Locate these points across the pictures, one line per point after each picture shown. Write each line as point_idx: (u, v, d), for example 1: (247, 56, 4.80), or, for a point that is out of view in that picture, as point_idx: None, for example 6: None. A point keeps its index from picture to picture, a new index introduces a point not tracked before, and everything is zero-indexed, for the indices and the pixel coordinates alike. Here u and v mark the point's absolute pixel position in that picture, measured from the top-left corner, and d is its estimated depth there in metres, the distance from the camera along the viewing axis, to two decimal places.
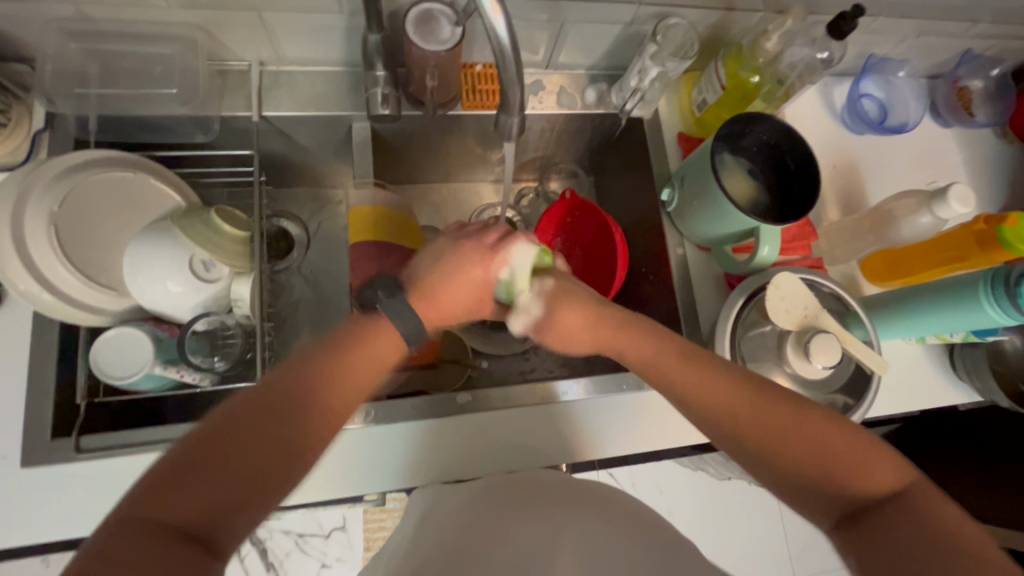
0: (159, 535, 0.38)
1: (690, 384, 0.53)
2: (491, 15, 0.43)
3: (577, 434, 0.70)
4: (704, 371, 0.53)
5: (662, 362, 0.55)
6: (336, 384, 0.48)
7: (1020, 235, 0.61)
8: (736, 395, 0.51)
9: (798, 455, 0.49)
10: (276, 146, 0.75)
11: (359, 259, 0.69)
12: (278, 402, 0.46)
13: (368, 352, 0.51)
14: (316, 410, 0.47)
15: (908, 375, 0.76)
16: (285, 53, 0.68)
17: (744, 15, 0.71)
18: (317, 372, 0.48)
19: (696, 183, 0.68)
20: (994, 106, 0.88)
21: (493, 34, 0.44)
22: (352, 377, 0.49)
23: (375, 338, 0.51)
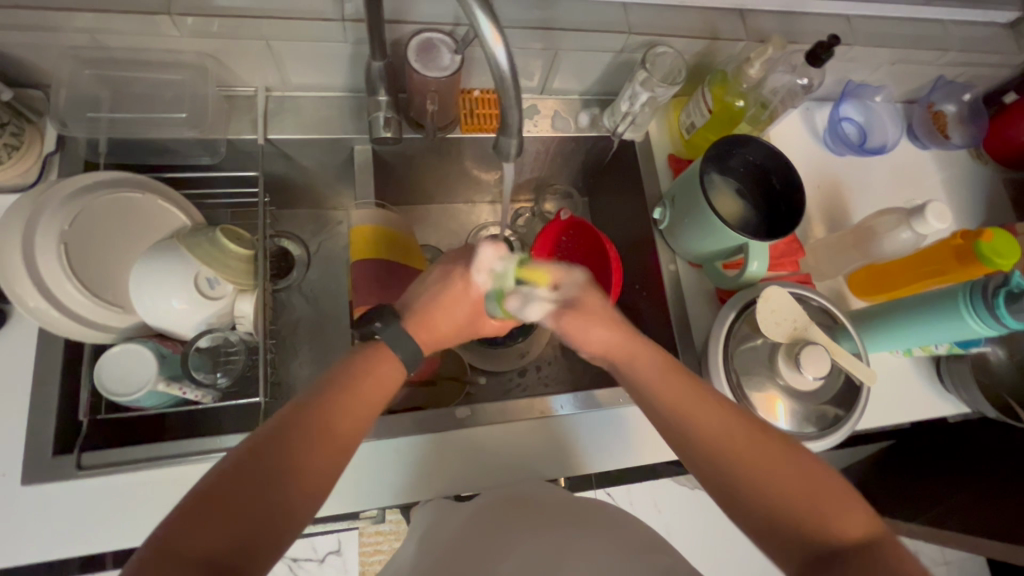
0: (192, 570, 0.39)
1: (679, 405, 0.54)
2: (491, 43, 0.45)
3: (575, 449, 0.71)
4: (695, 393, 0.55)
5: (661, 385, 0.56)
6: (337, 407, 0.49)
7: (996, 249, 0.63)
8: (728, 425, 0.53)
9: (769, 489, 0.50)
10: (279, 168, 0.77)
11: (359, 277, 0.71)
12: (295, 432, 0.47)
13: (378, 378, 0.53)
14: (332, 439, 0.48)
15: (896, 388, 0.78)
16: (290, 79, 0.71)
17: (728, 44, 0.75)
18: (330, 399, 0.50)
19: (687, 202, 0.70)
20: (968, 128, 0.92)
21: (494, 61, 0.46)
22: (353, 400, 0.50)
23: (376, 359, 0.54)
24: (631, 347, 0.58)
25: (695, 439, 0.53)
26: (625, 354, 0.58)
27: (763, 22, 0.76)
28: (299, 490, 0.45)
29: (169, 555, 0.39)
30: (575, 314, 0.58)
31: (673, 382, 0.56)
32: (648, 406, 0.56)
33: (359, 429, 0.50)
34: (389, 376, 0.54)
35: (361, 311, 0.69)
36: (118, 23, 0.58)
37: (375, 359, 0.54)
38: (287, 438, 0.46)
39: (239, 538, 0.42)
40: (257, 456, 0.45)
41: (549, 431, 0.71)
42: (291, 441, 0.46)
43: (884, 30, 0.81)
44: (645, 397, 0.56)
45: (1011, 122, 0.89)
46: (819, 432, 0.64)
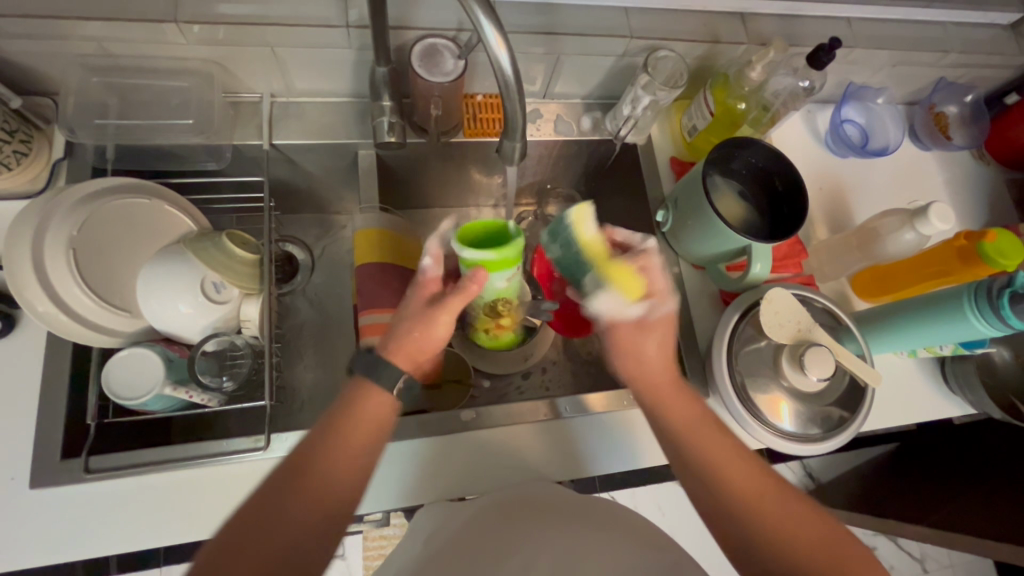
0: None
1: (716, 455, 0.54)
2: (495, 48, 0.46)
3: (579, 451, 0.71)
4: (728, 443, 0.56)
5: (692, 429, 0.56)
6: (340, 448, 0.50)
7: (1000, 250, 0.64)
8: (751, 477, 0.54)
9: (800, 547, 0.49)
10: (283, 173, 0.77)
11: (365, 281, 0.72)
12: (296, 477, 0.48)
13: (363, 417, 0.52)
14: (328, 478, 0.49)
15: (901, 389, 0.78)
16: (295, 85, 0.72)
17: (729, 47, 0.76)
18: (334, 441, 0.51)
19: (690, 204, 0.70)
20: (971, 129, 0.92)
21: (498, 66, 0.47)
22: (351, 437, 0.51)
23: (365, 398, 0.53)
24: (669, 390, 0.59)
25: (732, 490, 0.53)
26: (655, 396, 0.59)
27: (764, 25, 0.76)
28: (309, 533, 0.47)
29: None
30: (637, 333, 0.59)
31: (710, 432, 0.56)
32: (683, 454, 0.56)
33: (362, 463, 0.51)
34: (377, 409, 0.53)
35: (366, 313, 0.70)
36: (126, 31, 0.59)
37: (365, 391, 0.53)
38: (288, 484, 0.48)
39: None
40: (262, 507, 0.47)
41: (554, 434, 0.71)
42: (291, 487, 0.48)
43: (885, 32, 0.81)
44: (679, 444, 0.56)
45: (1014, 123, 0.89)
46: (824, 433, 0.64)
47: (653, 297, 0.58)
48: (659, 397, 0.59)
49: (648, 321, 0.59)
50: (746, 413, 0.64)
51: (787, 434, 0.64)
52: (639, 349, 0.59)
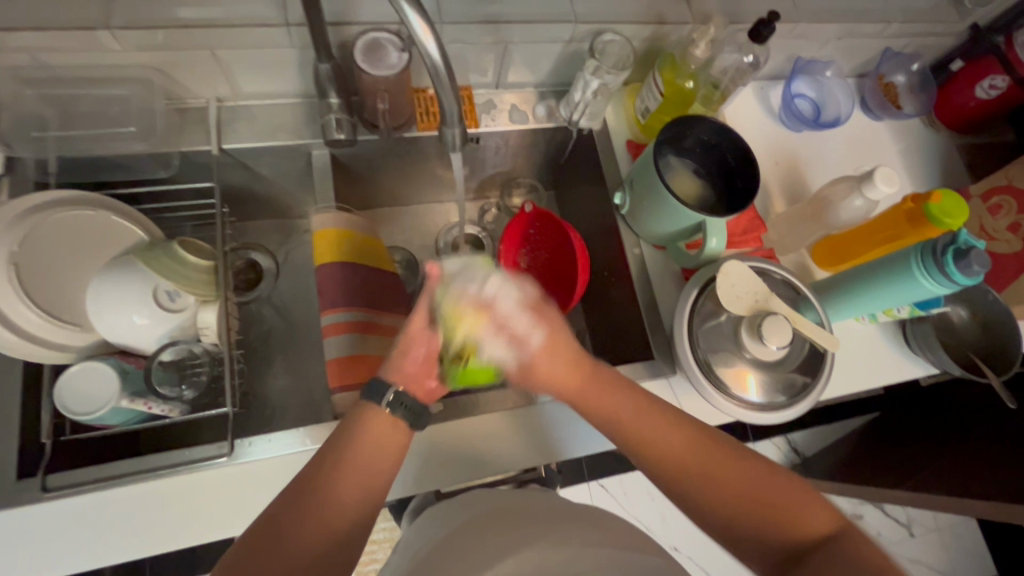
0: None
1: (638, 427, 0.56)
2: (422, 38, 0.45)
3: (553, 440, 0.71)
4: (654, 414, 0.57)
5: (600, 399, 0.58)
6: (353, 460, 0.51)
7: (945, 210, 0.65)
8: (671, 440, 0.55)
9: (740, 504, 0.52)
10: (237, 179, 0.76)
11: (325, 282, 0.71)
12: (310, 495, 0.49)
13: (375, 431, 0.54)
14: (314, 522, 0.47)
15: (864, 353, 0.80)
16: (241, 88, 0.71)
17: (675, 28, 0.76)
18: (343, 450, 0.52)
19: (644, 185, 0.71)
20: (919, 98, 0.94)
21: (427, 55, 0.47)
22: (362, 449, 0.52)
23: (371, 416, 0.54)
24: (579, 373, 0.59)
25: (657, 463, 0.55)
26: (584, 396, 0.59)
27: (707, 4, 0.77)
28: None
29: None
30: (532, 358, 0.59)
31: (629, 403, 0.57)
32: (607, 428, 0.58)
33: (371, 479, 0.52)
34: (390, 424, 0.54)
35: (331, 315, 0.69)
36: (58, 40, 0.58)
37: (372, 414, 0.54)
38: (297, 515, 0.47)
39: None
40: (283, 509, 0.48)
41: (526, 426, 0.71)
42: (280, 540, 0.46)
43: (827, 6, 0.83)
44: (601, 421, 0.58)
45: (960, 89, 0.91)
46: (788, 401, 0.65)
47: (522, 340, 0.59)
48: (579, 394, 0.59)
49: (527, 362, 0.59)
50: (712, 388, 0.65)
51: (754, 405, 0.65)
52: (538, 377, 0.60)
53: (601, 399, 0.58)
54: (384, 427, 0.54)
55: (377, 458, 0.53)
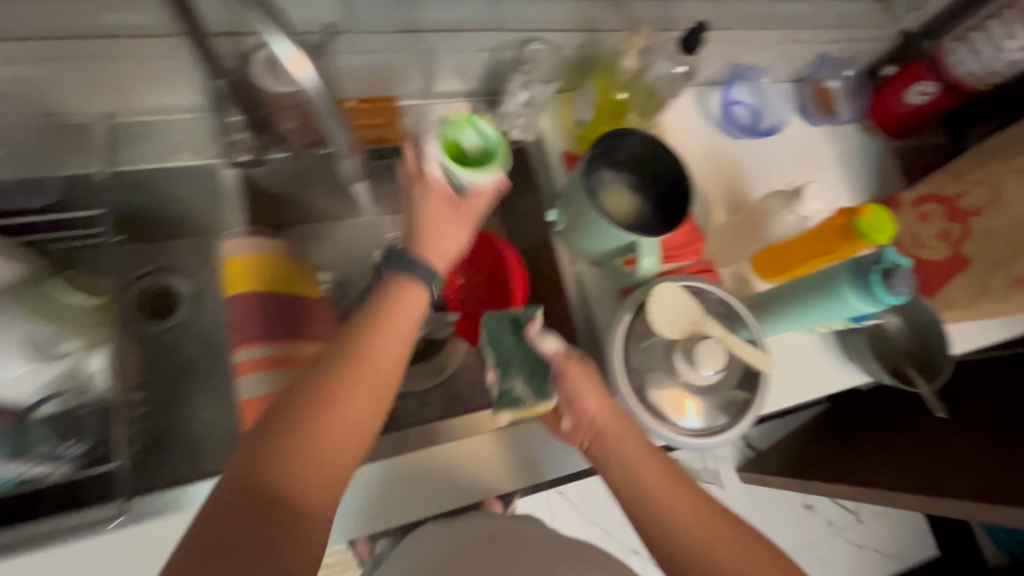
0: (249, 507, 0.40)
1: (665, 493, 0.53)
2: (294, 66, 0.43)
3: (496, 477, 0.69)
4: (677, 479, 0.54)
5: (630, 458, 0.54)
6: (377, 338, 0.48)
7: (874, 225, 0.65)
8: (695, 512, 0.53)
9: None
10: (136, 203, 0.69)
11: (238, 314, 0.65)
12: (331, 375, 0.45)
13: (402, 306, 0.50)
14: (332, 413, 0.44)
15: (804, 365, 0.80)
16: (133, 103, 0.64)
17: (607, 35, 0.73)
18: (367, 329, 0.48)
19: (577, 203, 0.69)
20: (854, 103, 0.95)
21: (301, 81, 0.45)
22: (387, 327, 0.48)
23: (400, 290, 0.51)
24: (615, 422, 0.56)
25: (676, 533, 0.52)
26: (612, 444, 0.55)
27: (640, 10, 0.75)
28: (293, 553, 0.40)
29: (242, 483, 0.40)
30: (585, 369, 0.57)
31: (657, 467, 0.54)
32: (629, 492, 0.54)
33: (396, 361, 0.48)
34: (416, 298, 0.51)
35: (243, 350, 0.64)
36: None
37: (400, 288, 0.51)
38: (313, 402, 0.44)
39: (280, 488, 0.41)
40: (302, 396, 0.44)
41: (470, 460, 0.68)
42: (292, 434, 0.42)
43: (759, 13, 0.82)
44: (625, 484, 0.54)
45: (895, 92, 0.91)
46: (729, 420, 0.64)
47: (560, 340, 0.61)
48: (609, 447, 0.55)
49: (581, 365, 0.57)
50: (651, 418, 0.62)
51: (692, 429, 0.63)
52: (583, 398, 0.56)
53: (633, 461, 0.54)
54: (411, 316, 0.50)
55: (401, 333, 0.49)
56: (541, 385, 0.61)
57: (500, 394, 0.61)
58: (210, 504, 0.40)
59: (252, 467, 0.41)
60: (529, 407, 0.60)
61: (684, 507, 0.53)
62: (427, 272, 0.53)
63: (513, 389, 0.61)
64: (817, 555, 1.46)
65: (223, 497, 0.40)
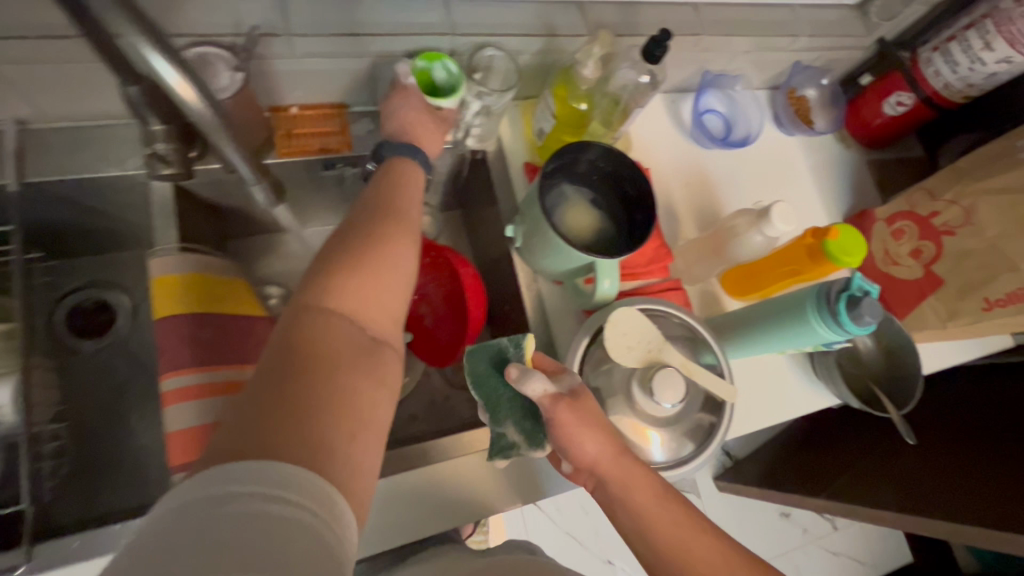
0: (322, 340, 0.40)
1: (677, 538, 0.48)
2: (178, 89, 0.41)
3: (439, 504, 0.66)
4: (687, 519, 0.50)
5: (639, 503, 0.49)
6: (400, 202, 0.52)
7: (843, 248, 0.61)
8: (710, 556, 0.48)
9: None
10: (58, 216, 0.64)
11: (165, 339, 0.60)
12: (371, 229, 0.48)
13: (410, 182, 0.55)
14: (382, 261, 0.46)
15: (775, 385, 0.77)
16: (48, 109, 0.59)
17: (568, 40, 0.69)
18: (386, 196, 0.52)
19: (533, 219, 0.64)
20: (829, 112, 0.92)
21: (185, 101, 0.43)
22: (405, 195, 0.53)
23: (405, 167, 0.56)
24: (621, 464, 0.50)
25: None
26: (615, 490, 0.50)
27: (603, 13, 0.70)
28: (374, 364, 0.42)
29: (312, 317, 0.41)
30: (578, 408, 0.51)
31: (665, 510, 0.49)
32: (637, 543, 0.49)
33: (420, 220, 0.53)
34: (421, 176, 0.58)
35: (169, 377, 0.59)
36: None
37: (406, 168, 0.57)
38: (365, 247, 0.46)
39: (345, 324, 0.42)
40: (348, 246, 0.46)
41: (454, 480, 0.67)
42: (352, 277, 0.44)
43: (731, 18, 0.78)
44: (631, 532, 0.50)
45: (869, 102, 0.89)
46: (692, 452, 0.60)
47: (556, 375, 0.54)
48: (612, 495, 0.50)
49: (577, 401, 0.52)
50: None
51: (655, 461, 0.60)
52: (582, 441, 0.50)
53: (643, 505, 0.49)
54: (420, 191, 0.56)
55: (417, 201, 0.54)
56: (534, 431, 0.57)
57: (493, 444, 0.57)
58: (287, 323, 0.41)
59: (317, 304, 0.42)
60: (524, 454, 0.57)
61: (702, 553, 0.48)
62: (421, 158, 0.59)
63: (506, 435, 0.57)
64: (794, 563, 1.45)
65: (299, 314, 0.42)
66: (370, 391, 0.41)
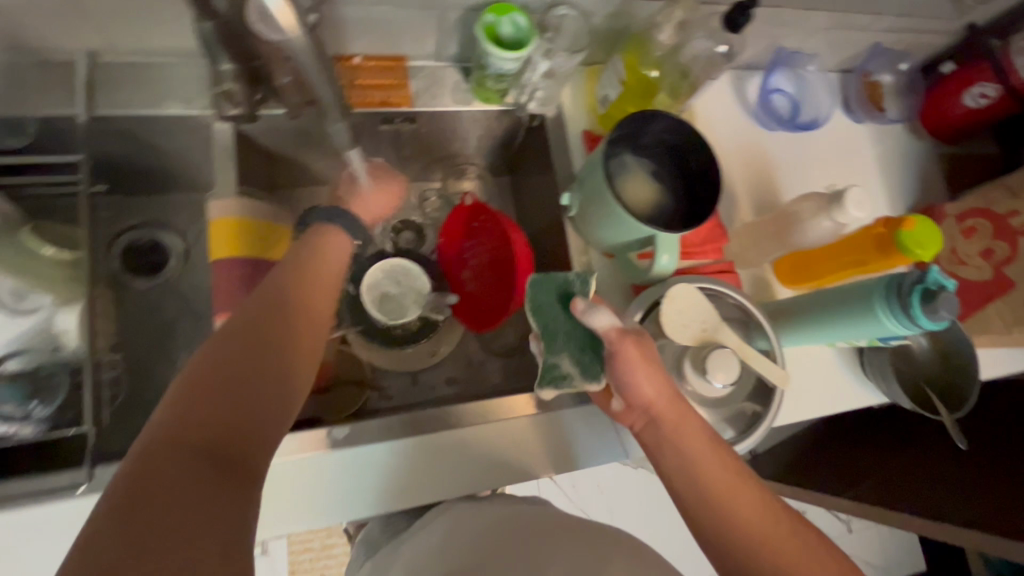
0: (184, 451, 0.36)
1: (715, 479, 0.48)
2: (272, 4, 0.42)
3: (464, 464, 0.65)
4: (730, 467, 0.49)
5: (686, 442, 0.49)
6: (303, 286, 0.49)
7: (917, 239, 0.59)
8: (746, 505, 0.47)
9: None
10: (121, 151, 0.64)
11: (221, 281, 0.61)
12: (256, 322, 0.44)
13: (327, 257, 0.54)
14: (261, 357, 0.42)
15: (819, 378, 0.75)
16: (120, 42, 0.59)
17: (643, 5, 0.67)
18: (285, 279, 0.49)
19: (593, 189, 0.62)
20: (902, 100, 0.88)
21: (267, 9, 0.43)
22: (311, 277, 0.51)
23: (325, 239, 0.55)
24: (675, 407, 0.51)
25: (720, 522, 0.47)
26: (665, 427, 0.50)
27: None
28: (248, 484, 0.37)
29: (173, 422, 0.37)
30: (636, 344, 0.51)
31: (710, 455, 0.49)
32: (674, 475, 0.49)
33: (323, 308, 0.50)
34: (342, 251, 0.56)
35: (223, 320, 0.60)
36: None
37: (325, 238, 0.55)
38: (250, 343, 0.43)
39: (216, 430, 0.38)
40: (228, 341, 0.42)
41: (488, 443, 0.66)
42: (226, 376, 0.40)
43: None
44: (670, 465, 0.50)
45: (947, 93, 0.84)
46: (736, 435, 0.60)
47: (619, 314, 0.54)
48: (662, 430, 0.50)
49: (636, 338, 0.52)
50: None
51: None
52: (635, 373, 0.51)
53: (688, 446, 0.49)
54: (337, 266, 0.54)
55: (326, 281, 0.52)
56: (591, 364, 0.55)
57: (544, 368, 0.54)
58: (143, 447, 0.36)
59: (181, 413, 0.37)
60: (576, 386, 0.54)
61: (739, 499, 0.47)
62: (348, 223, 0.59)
63: (560, 365, 0.54)
64: None
65: (162, 433, 0.36)
66: (238, 511, 0.36)
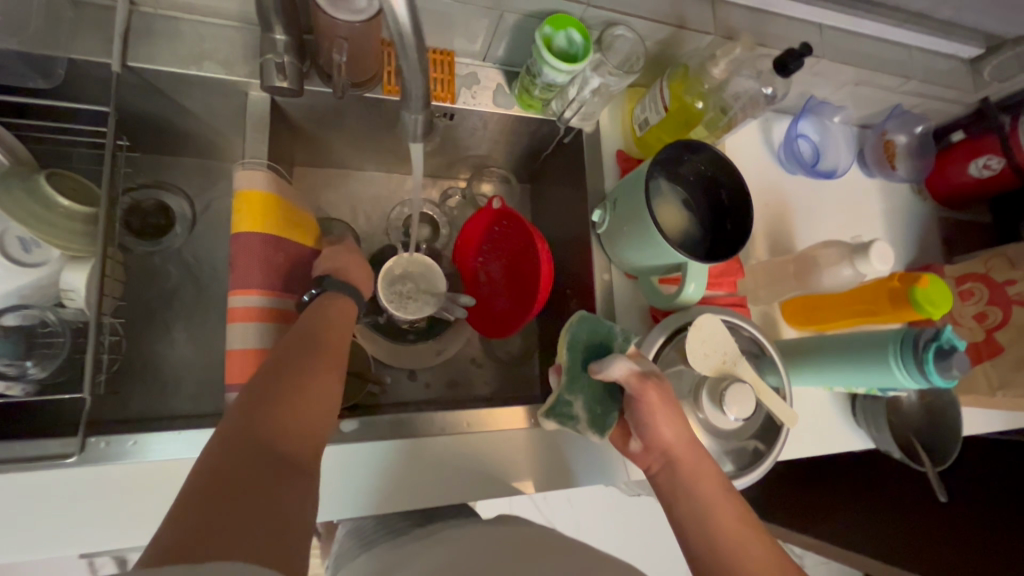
0: (251, 446, 0.39)
1: (728, 528, 0.47)
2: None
3: (464, 475, 0.61)
4: (742, 518, 0.48)
5: (700, 490, 0.48)
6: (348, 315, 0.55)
7: (930, 296, 0.62)
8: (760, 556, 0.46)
9: None
10: (147, 106, 0.61)
11: (237, 255, 0.59)
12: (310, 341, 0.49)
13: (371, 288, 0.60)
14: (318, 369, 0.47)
15: (812, 419, 0.77)
16: None
17: (695, 36, 0.68)
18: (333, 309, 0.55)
19: (629, 208, 0.62)
20: (914, 162, 0.91)
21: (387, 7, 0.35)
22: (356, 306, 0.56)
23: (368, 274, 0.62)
24: (691, 452, 0.50)
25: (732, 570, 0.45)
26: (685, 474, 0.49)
27: (734, 16, 0.69)
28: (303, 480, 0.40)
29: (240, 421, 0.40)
30: (655, 390, 0.50)
31: (724, 506, 0.48)
32: (687, 525, 0.48)
33: None
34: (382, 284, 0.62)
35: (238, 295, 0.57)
36: None
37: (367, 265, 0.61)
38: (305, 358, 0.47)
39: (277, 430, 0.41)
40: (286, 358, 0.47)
41: (491, 450, 0.62)
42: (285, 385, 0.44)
43: (852, 46, 0.77)
44: (684, 515, 0.48)
45: (956, 161, 0.88)
46: (738, 469, 0.60)
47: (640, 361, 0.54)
48: (679, 478, 0.49)
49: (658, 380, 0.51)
50: None
51: None
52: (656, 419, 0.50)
53: (704, 496, 0.48)
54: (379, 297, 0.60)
55: None
56: (601, 416, 0.54)
57: (555, 403, 0.54)
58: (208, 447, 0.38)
59: (246, 414, 0.41)
60: (579, 432, 0.53)
61: (751, 550, 0.46)
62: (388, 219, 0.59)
63: (572, 405, 0.54)
64: None
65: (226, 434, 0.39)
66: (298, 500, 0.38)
